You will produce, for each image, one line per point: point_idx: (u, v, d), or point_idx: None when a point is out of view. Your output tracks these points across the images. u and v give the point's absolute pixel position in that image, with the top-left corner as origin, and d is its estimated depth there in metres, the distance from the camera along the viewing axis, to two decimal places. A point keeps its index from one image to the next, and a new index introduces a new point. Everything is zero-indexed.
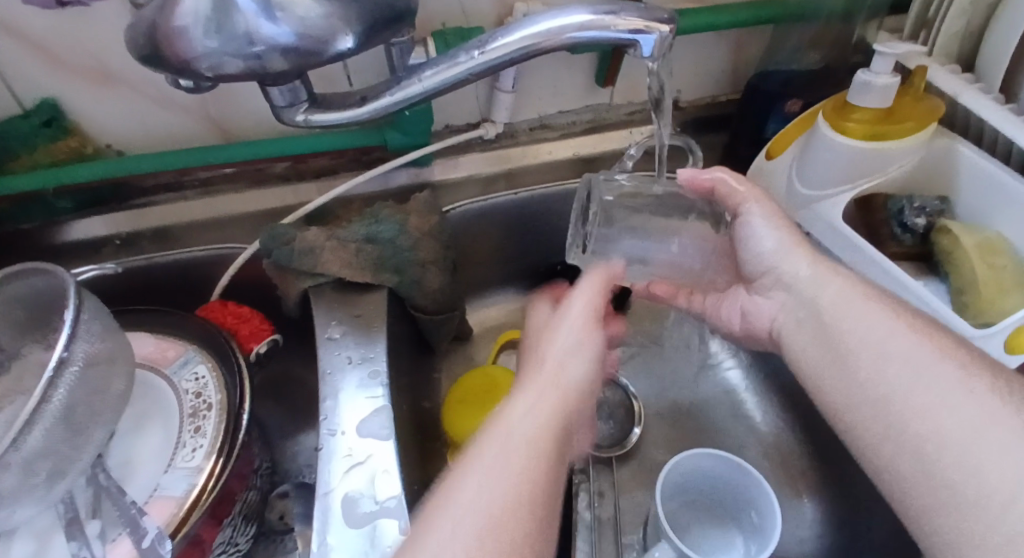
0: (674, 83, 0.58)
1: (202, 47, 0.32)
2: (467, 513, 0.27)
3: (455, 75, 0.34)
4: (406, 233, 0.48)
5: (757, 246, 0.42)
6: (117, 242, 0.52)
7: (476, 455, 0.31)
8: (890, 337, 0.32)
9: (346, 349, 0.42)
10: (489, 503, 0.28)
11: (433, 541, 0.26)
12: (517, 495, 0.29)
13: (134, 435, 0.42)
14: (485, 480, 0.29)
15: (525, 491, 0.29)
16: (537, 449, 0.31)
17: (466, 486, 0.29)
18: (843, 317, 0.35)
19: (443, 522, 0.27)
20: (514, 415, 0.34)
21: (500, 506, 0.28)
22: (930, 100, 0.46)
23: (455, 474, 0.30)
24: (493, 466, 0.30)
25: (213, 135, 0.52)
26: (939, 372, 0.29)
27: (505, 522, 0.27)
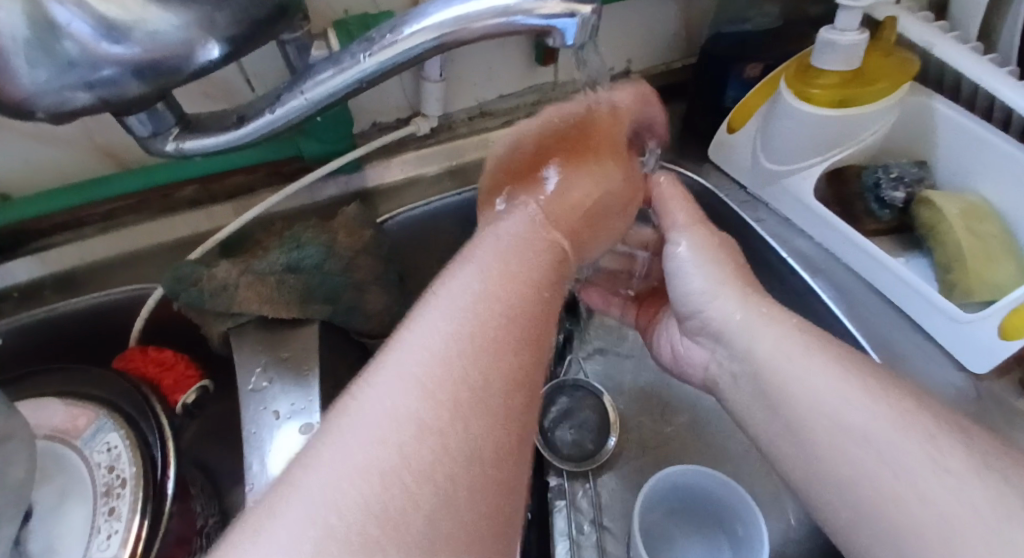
0: (621, 53, 0.52)
1: (30, 83, 0.25)
2: (435, 350, 0.24)
3: (341, 83, 0.28)
4: (335, 255, 0.43)
5: (685, 281, 0.38)
6: (16, 295, 0.45)
7: (443, 297, 0.27)
8: (846, 404, 0.28)
9: (274, 402, 0.37)
10: (460, 339, 0.25)
11: (398, 374, 0.23)
12: (488, 336, 0.26)
13: (51, 517, 0.37)
14: (454, 317, 0.26)
15: (497, 329, 0.26)
16: (509, 285, 0.29)
17: (432, 325, 0.25)
18: (787, 370, 0.31)
19: (409, 358, 0.24)
20: (483, 251, 0.31)
21: (472, 344, 0.25)
22: (901, 54, 0.42)
23: (415, 318, 0.26)
24: (461, 304, 0.27)
25: (108, 164, 0.46)
26: (908, 447, 0.26)
27: (479, 356, 0.24)
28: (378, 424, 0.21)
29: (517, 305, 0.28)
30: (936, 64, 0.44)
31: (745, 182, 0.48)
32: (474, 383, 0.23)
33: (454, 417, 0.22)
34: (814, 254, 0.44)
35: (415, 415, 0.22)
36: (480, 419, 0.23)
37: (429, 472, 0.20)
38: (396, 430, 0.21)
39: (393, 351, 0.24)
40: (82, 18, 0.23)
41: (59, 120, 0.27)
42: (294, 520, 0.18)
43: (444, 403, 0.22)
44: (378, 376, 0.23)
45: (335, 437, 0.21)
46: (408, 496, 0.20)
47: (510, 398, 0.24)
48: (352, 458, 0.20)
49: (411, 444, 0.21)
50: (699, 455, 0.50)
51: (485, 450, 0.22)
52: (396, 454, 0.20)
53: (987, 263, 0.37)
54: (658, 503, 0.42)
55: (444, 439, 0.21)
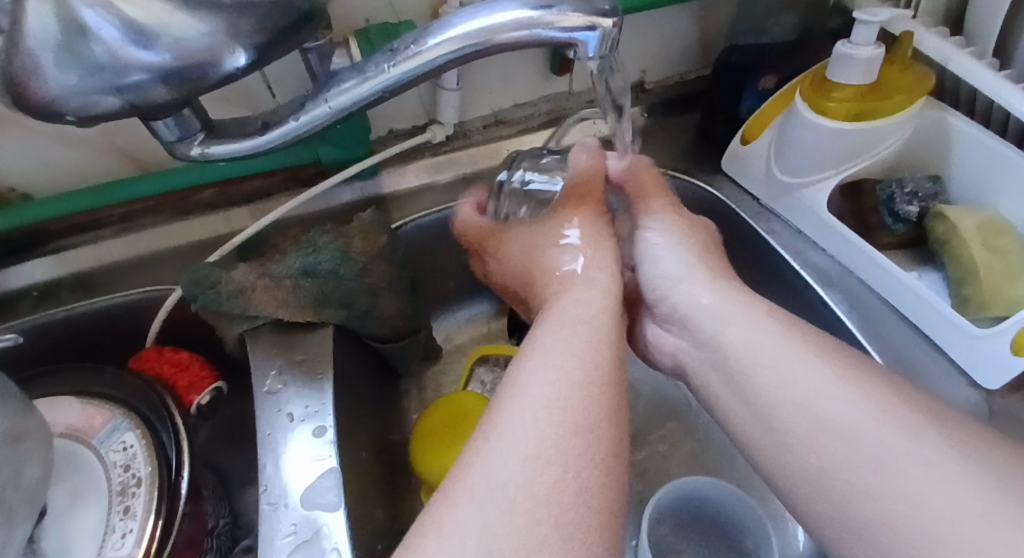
0: (636, 63, 0.52)
1: (59, 85, 0.25)
2: (547, 408, 0.27)
3: (364, 92, 0.28)
4: (350, 260, 0.43)
5: (656, 263, 0.40)
6: (36, 294, 0.46)
7: (542, 355, 0.30)
8: (829, 397, 0.28)
9: (288, 405, 0.37)
10: (566, 395, 0.28)
11: (518, 430, 0.26)
12: (590, 392, 0.28)
13: (67, 515, 0.37)
14: (556, 376, 0.29)
15: (596, 385, 0.29)
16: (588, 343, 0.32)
17: (539, 383, 0.28)
18: (761, 362, 0.31)
19: (525, 417, 0.26)
20: (564, 310, 0.34)
21: (577, 400, 0.28)
22: (917, 69, 0.42)
23: (520, 375, 0.29)
24: (561, 363, 0.30)
25: (127, 166, 0.47)
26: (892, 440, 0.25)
27: (587, 412, 0.27)
28: (510, 476, 0.24)
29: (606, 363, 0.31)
30: (952, 79, 0.44)
31: (759, 194, 0.48)
32: (586, 436, 0.26)
33: (574, 468, 0.25)
34: (827, 268, 0.44)
35: (541, 468, 0.24)
36: (597, 468, 0.25)
37: (564, 517, 0.23)
38: (526, 481, 0.24)
39: (508, 409, 0.27)
40: (113, 24, 0.24)
41: (85, 123, 0.27)
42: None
43: (564, 456, 0.25)
44: (499, 432, 0.26)
45: (471, 488, 0.24)
46: (550, 539, 0.22)
47: (619, 448, 0.27)
48: (493, 506, 0.23)
49: (543, 493, 0.23)
50: (707, 466, 0.50)
51: (608, 495, 0.25)
52: (530, 502, 0.23)
53: (1003, 279, 0.37)
54: (667, 514, 0.42)
55: (570, 489, 0.24)
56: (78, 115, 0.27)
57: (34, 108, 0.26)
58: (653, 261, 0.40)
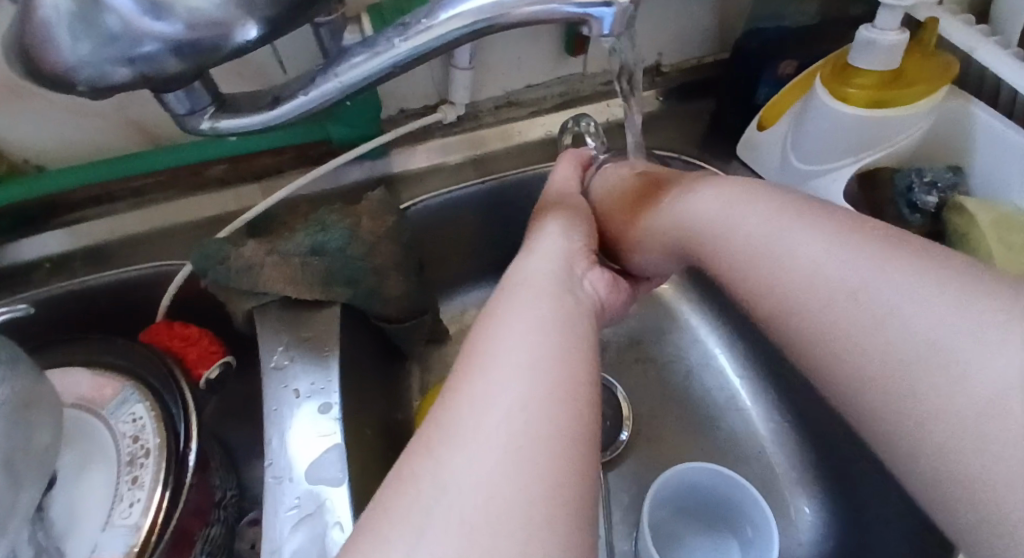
0: (652, 46, 0.51)
1: (73, 54, 0.25)
2: (520, 352, 0.28)
3: (375, 68, 0.28)
4: (358, 239, 0.43)
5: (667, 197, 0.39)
6: (49, 265, 0.47)
7: (516, 306, 0.31)
8: (835, 264, 0.26)
9: (294, 381, 0.38)
10: (538, 340, 0.29)
11: (494, 373, 0.27)
12: (560, 337, 0.30)
13: (77, 482, 0.38)
14: (522, 327, 0.30)
15: (568, 331, 0.30)
16: (542, 307, 0.32)
17: (513, 329, 0.30)
18: (760, 244, 0.30)
19: (500, 360, 0.28)
20: (525, 279, 0.34)
21: (549, 343, 0.29)
22: (941, 56, 0.41)
23: (495, 324, 0.30)
24: (533, 313, 0.31)
25: (137, 139, 0.47)
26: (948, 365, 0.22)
27: (558, 353, 0.29)
28: (489, 415, 0.26)
29: (576, 311, 0.32)
30: (976, 69, 0.43)
31: (773, 182, 0.47)
32: (559, 375, 0.28)
33: (550, 403, 0.26)
34: None
35: (519, 404, 0.26)
36: (572, 402, 0.27)
37: (531, 450, 0.24)
38: (507, 417, 0.25)
39: (485, 355, 0.28)
40: None
41: (99, 93, 0.27)
42: (440, 498, 0.23)
43: (540, 393, 0.26)
44: (475, 376, 0.28)
45: (454, 428, 0.25)
46: (531, 467, 0.24)
47: (589, 381, 0.28)
48: (476, 442, 0.25)
49: (521, 428, 0.25)
50: (711, 454, 0.50)
51: (583, 422, 0.26)
52: (510, 434, 0.25)
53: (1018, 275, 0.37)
54: (667, 500, 0.42)
55: (547, 422, 0.25)
56: (90, 86, 0.27)
57: (47, 76, 0.26)
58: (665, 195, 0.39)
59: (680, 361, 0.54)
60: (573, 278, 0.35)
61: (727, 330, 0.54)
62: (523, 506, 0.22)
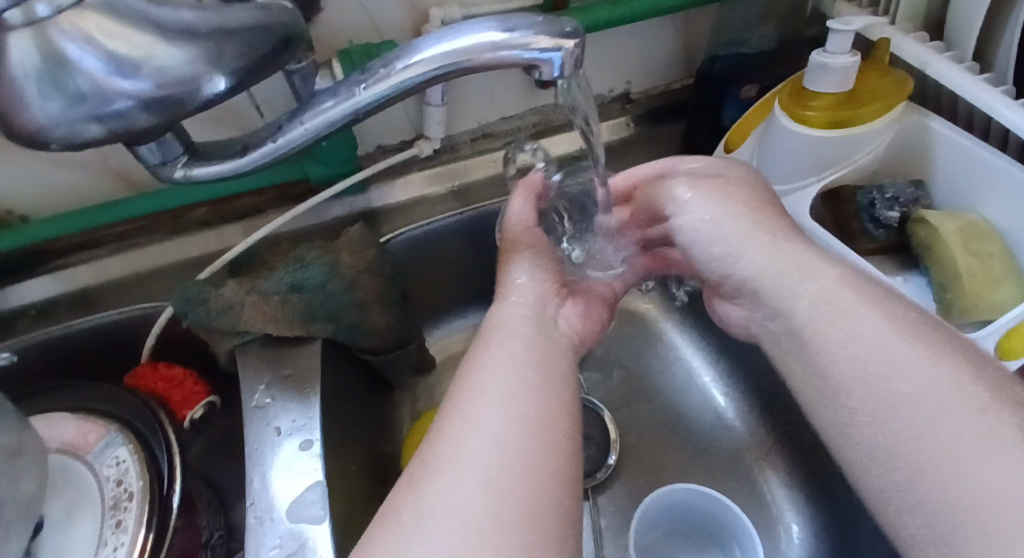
0: (621, 75, 0.53)
1: (45, 114, 0.26)
2: (501, 389, 0.29)
3: (340, 114, 0.29)
4: (338, 274, 0.44)
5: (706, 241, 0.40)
6: (34, 313, 0.47)
7: (499, 342, 0.33)
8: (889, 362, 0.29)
9: (275, 419, 0.38)
10: (519, 376, 0.30)
11: (474, 408, 0.28)
12: (540, 374, 0.31)
13: (62, 529, 0.38)
14: (505, 362, 0.31)
15: (547, 368, 0.31)
16: (524, 345, 0.33)
17: (492, 367, 0.30)
18: (825, 333, 0.32)
19: (481, 396, 0.28)
20: (507, 318, 0.35)
21: (528, 380, 0.30)
22: (895, 74, 0.43)
23: (475, 364, 0.31)
24: (511, 352, 0.32)
25: (120, 187, 0.48)
26: (953, 415, 0.25)
27: (537, 384, 0.30)
28: (471, 447, 0.26)
29: (555, 350, 0.34)
30: (932, 84, 0.44)
31: None
32: (540, 410, 0.28)
33: (531, 435, 0.27)
34: None
35: (501, 429, 0.26)
36: (553, 426, 0.28)
37: (519, 473, 0.25)
38: (489, 448, 0.26)
39: (464, 393, 0.29)
40: (94, 55, 0.25)
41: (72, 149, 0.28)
42: (425, 529, 0.22)
43: (522, 426, 0.27)
44: (456, 412, 0.28)
45: (436, 463, 0.25)
46: (515, 494, 0.24)
47: (568, 418, 0.29)
48: (460, 470, 0.25)
49: (503, 458, 0.25)
50: (700, 473, 0.50)
51: (565, 458, 0.27)
52: (493, 464, 0.25)
53: (985, 285, 0.38)
54: (656, 522, 0.42)
55: (528, 453, 0.26)
56: (64, 145, 0.28)
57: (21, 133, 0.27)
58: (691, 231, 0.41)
59: (664, 380, 0.55)
60: (546, 318, 0.37)
61: (710, 348, 0.55)
62: (511, 520, 0.23)
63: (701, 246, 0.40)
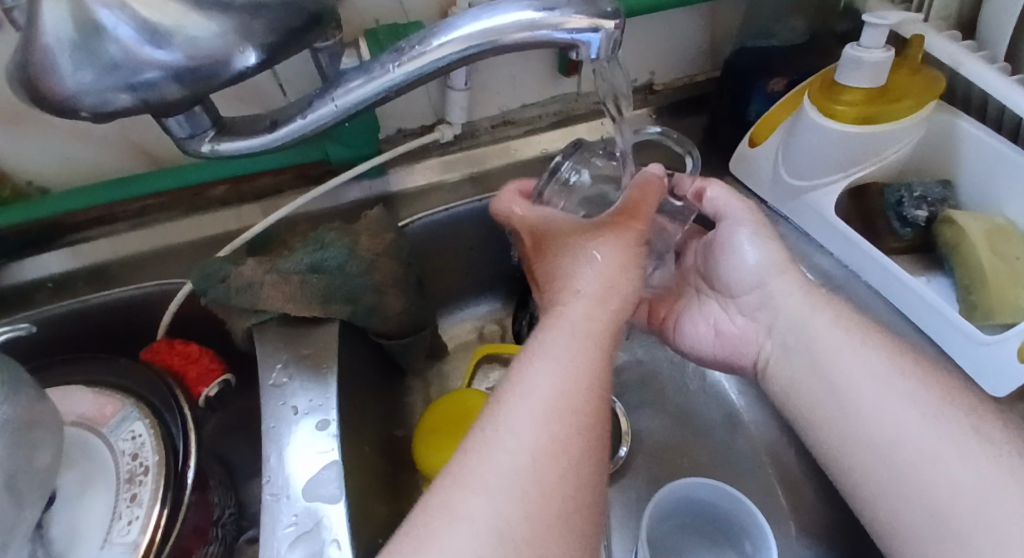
0: (644, 65, 0.52)
1: (76, 83, 0.26)
2: (547, 383, 0.29)
3: (371, 92, 0.29)
4: (357, 257, 0.44)
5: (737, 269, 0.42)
6: (51, 286, 0.47)
7: (551, 336, 0.32)
8: (887, 384, 0.34)
9: (293, 398, 0.38)
10: (566, 369, 0.30)
11: (519, 403, 0.28)
12: (588, 367, 0.30)
13: (75, 502, 0.38)
14: (557, 365, 0.30)
15: (596, 360, 0.31)
16: (582, 344, 0.31)
17: (543, 359, 0.30)
18: (835, 347, 0.37)
19: (525, 391, 0.29)
20: (568, 309, 0.34)
21: (575, 373, 0.30)
22: (927, 72, 0.42)
23: (528, 354, 0.31)
24: (562, 350, 0.31)
25: (140, 162, 0.48)
26: (961, 447, 0.31)
27: (583, 393, 0.29)
28: (508, 446, 0.26)
29: (608, 339, 0.33)
30: (962, 83, 0.43)
31: (766, 196, 0.48)
32: (580, 407, 0.28)
33: (567, 436, 0.27)
34: (833, 271, 0.43)
35: (536, 445, 0.26)
36: (584, 445, 0.27)
37: (543, 498, 0.25)
38: (525, 448, 0.26)
39: (512, 385, 0.29)
40: (126, 22, 0.25)
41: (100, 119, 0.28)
42: (457, 529, 0.24)
43: (558, 425, 0.27)
44: (502, 405, 0.28)
45: (476, 458, 0.26)
46: (542, 500, 0.25)
47: (604, 416, 0.29)
48: (495, 472, 0.25)
49: (537, 461, 0.26)
50: (711, 468, 0.50)
51: (594, 459, 0.27)
52: (526, 468, 0.26)
53: (1010, 283, 0.37)
54: (667, 515, 0.42)
55: (561, 456, 0.26)
56: (93, 115, 0.28)
57: (48, 101, 0.27)
58: (731, 259, 0.42)
59: (678, 374, 0.55)
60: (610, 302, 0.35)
61: None
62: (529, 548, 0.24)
63: (736, 271, 0.42)
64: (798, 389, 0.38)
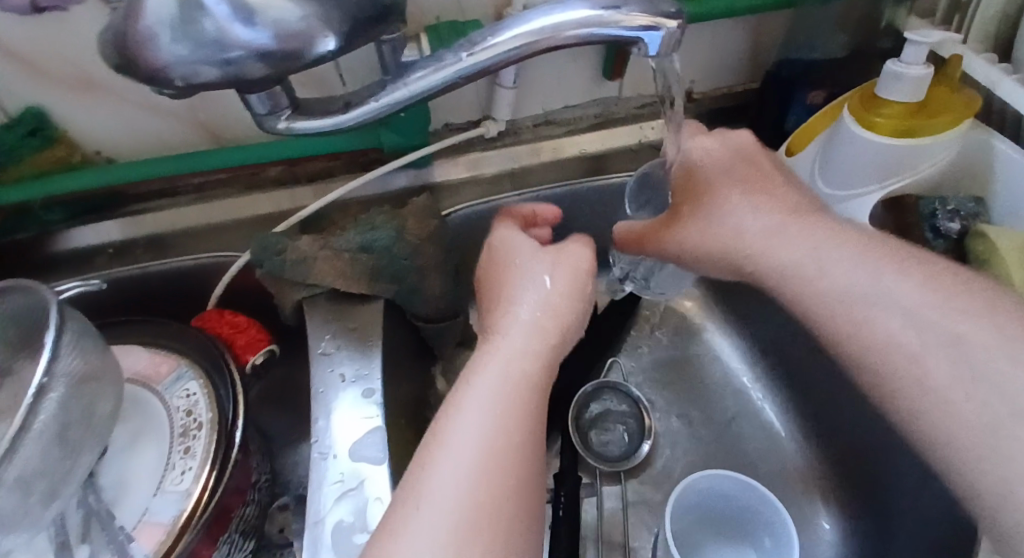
0: (686, 74, 0.54)
1: (172, 55, 0.28)
2: (469, 449, 0.29)
3: (439, 80, 0.31)
4: (403, 240, 0.46)
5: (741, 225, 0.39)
6: (111, 251, 0.50)
7: (479, 377, 0.33)
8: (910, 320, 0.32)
9: (340, 366, 0.40)
10: (489, 428, 0.30)
11: (440, 474, 0.28)
12: (512, 423, 0.31)
13: (127, 453, 0.40)
14: (482, 404, 0.31)
15: (521, 413, 0.32)
16: (511, 382, 0.33)
17: (465, 422, 0.30)
18: (855, 298, 0.34)
19: (452, 440, 0.30)
20: (499, 344, 0.35)
21: (498, 431, 0.30)
22: (965, 91, 0.43)
23: (448, 416, 0.31)
24: (489, 389, 0.32)
25: (203, 138, 0.50)
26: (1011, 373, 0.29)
27: (509, 431, 0.30)
28: (429, 526, 0.27)
29: (537, 387, 0.34)
30: (998, 104, 0.45)
31: None
32: (510, 452, 0.30)
33: (490, 502, 0.28)
34: None
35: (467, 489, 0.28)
36: (513, 481, 0.29)
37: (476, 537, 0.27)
38: (449, 501, 0.27)
39: (442, 430, 0.30)
40: (221, 1, 0.27)
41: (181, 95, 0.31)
42: None
43: (479, 495, 0.28)
44: (424, 477, 0.28)
45: (398, 541, 0.26)
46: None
47: (529, 472, 0.30)
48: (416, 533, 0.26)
49: (458, 536, 0.26)
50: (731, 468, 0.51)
51: (519, 520, 0.28)
52: (450, 546, 0.26)
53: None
54: (689, 505, 0.43)
55: (482, 526, 0.27)
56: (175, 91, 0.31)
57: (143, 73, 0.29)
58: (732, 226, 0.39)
59: (702, 376, 0.56)
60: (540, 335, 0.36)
61: (749, 348, 0.56)
62: None
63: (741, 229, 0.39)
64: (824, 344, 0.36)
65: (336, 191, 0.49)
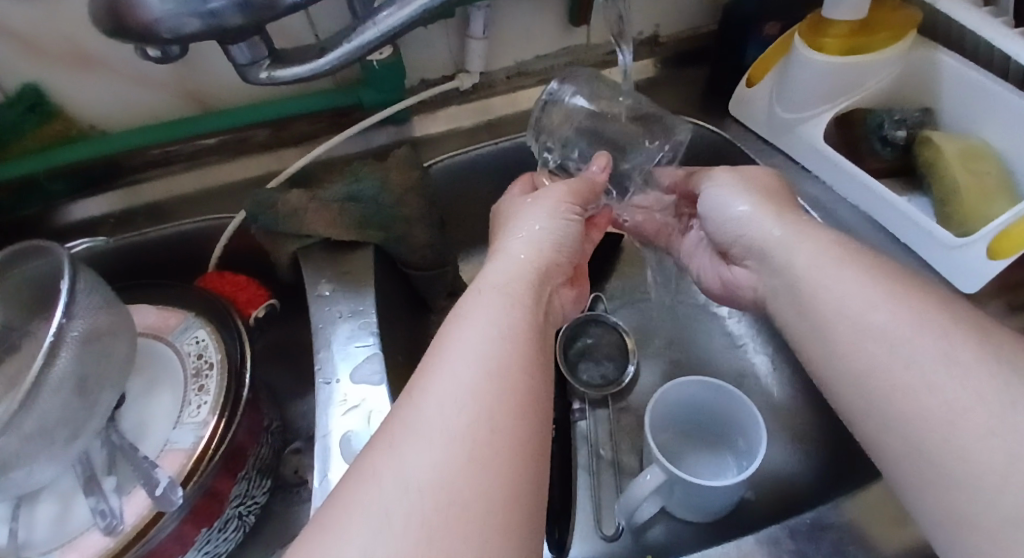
0: (650, 18, 0.57)
1: (157, 10, 0.29)
2: (467, 364, 0.27)
3: (407, 16, 0.33)
4: (388, 190, 0.49)
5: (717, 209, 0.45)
6: (112, 220, 0.53)
7: (479, 303, 0.32)
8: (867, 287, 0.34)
9: (337, 304, 0.43)
10: (472, 380, 0.26)
11: (435, 395, 0.26)
12: (511, 343, 0.29)
13: (145, 397, 0.43)
14: (482, 324, 0.30)
15: (519, 353, 0.29)
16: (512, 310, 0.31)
17: (459, 352, 0.28)
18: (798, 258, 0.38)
19: (455, 352, 0.28)
20: (492, 279, 0.34)
21: (491, 385, 0.26)
22: (907, 8, 0.47)
23: (438, 357, 0.28)
24: (489, 312, 0.31)
25: (189, 106, 0.52)
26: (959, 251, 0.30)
27: (515, 347, 0.29)
28: (437, 422, 0.24)
29: (531, 340, 0.30)
30: (943, 19, 0.47)
31: (762, 132, 0.54)
32: (517, 365, 0.28)
33: (488, 414, 0.25)
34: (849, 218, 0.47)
35: (475, 396, 0.25)
36: (524, 395, 0.27)
37: (489, 440, 0.24)
38: (457, 406, 0.25)
39: (443, 347, 0.29)
40: None
41: (166, 57, 0.37)
42: (382, 491, 0.22)
43: (482, 406, 0.25)
44: (422, 393, 0.26)
45: (390, 457, 0.24)
46: (473, 489, 0.22)
47: (539, 388, 0.28)
48: (421, 436, 0.24)
49: (441, 499, 0.22)
50: None
51: (528, 451, 0.25)
52: (434, 504, 0.21)
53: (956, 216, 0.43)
54: (667, 415, 0.46)
55: (472, 484, 0.22)
56: (160, 51, 0.36)
57: (122, 32, 0.30)
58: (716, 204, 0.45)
59: (682, 306, 0.59)
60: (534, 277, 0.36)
61: None
62: (477, 488, 0.22)
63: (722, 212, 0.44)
64: (782, 255, 0.38)
65: (318, 149, 0.52)
